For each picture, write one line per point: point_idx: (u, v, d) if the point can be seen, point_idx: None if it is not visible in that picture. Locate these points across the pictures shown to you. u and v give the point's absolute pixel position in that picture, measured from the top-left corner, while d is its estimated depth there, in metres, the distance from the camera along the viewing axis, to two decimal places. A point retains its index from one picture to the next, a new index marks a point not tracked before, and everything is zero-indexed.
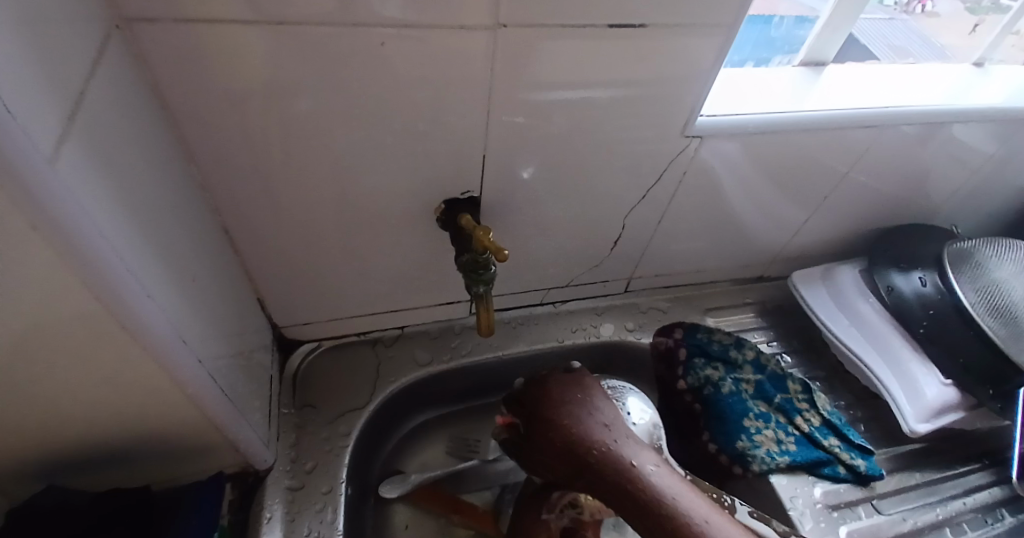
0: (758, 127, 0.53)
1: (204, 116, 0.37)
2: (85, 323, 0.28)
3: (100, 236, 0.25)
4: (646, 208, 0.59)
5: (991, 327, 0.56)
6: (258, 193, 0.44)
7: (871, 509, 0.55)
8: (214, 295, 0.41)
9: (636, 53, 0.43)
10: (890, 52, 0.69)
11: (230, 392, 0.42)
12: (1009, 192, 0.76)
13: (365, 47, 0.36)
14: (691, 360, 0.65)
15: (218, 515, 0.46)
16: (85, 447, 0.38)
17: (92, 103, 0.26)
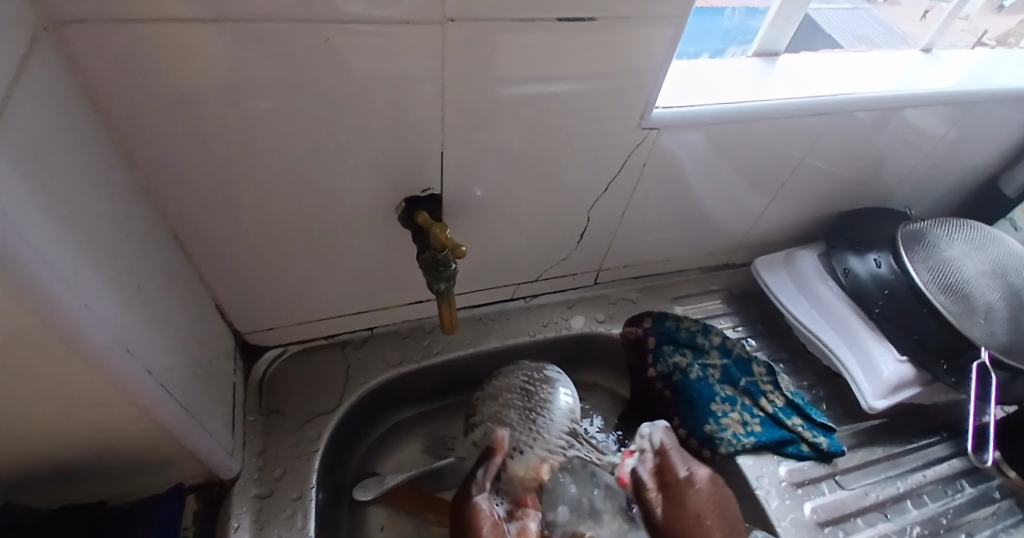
0: (716, 117, 0.53)
1: (145, 118, 0.36)
2: (19, 336, 0.27)
3: (31, 247, 0.24)
4: (610, 199, 0.60)
5: (943, 304, 0.58)
6: (210, 196, 0.43)
7: (834, 485, 0.57)
8: (165, 304, 0.40)
9: (591, 46, 0.43)
10: (856, 40, 0.71)
11: (187, 401, 0.41)
12: (960, 174, 0.79)
13: (311, 43, 0.35)
14: (660, 347, 0.66)
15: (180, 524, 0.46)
16: (35, 465, 0.36)
17: (16, 108, 0.25)
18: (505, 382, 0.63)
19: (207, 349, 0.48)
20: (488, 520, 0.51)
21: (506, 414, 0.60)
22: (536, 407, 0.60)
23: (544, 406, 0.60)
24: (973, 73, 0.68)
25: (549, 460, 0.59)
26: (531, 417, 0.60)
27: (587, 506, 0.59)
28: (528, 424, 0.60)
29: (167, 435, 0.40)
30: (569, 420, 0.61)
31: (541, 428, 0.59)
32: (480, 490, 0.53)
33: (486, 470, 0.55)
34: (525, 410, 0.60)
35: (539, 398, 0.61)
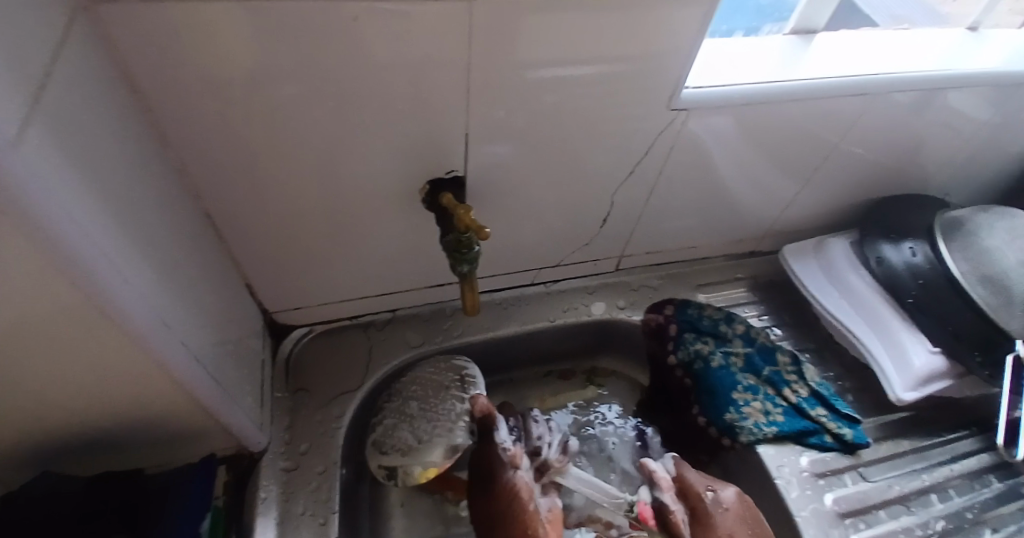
0: (747, 99, 0.52)
1: (176, 98, 0.36)
2: (63, 307, 0.27)
3: (70, 224, 0.25)
4: (635, 184, 0.59)
5: (981, 295, 0.56)
6: (239, 176, 0.43)
7: (856, 476, 0.55)
8: (196, 282, 0.41)
9: (620, 24, 0.41)
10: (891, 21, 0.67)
11: (217, 376, 0.42)
12: (1002, 160, 0.75)
13: (337, 22, 0.35)
14: (681, 335, 0.65)
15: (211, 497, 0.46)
16: (77, 433, 0.38)
17: (58, 86, 0.25)
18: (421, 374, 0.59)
19: (235, 327, 0.49)
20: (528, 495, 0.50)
21: (411, 404, 0.57)
22: (442, 398, 0.57)
23: (451, 395, 0.57)
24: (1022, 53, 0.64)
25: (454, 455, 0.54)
26: (432, 408, 0.56)
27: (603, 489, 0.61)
28: (430, 412, 0.56)
29: (198, 409, 0.41)
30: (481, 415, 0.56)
31: (445, 424, 0.55)
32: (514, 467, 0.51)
33: (503, 438, 0.54)
34: (428, 402, 0.57)
35: (448, 380, 0.58)
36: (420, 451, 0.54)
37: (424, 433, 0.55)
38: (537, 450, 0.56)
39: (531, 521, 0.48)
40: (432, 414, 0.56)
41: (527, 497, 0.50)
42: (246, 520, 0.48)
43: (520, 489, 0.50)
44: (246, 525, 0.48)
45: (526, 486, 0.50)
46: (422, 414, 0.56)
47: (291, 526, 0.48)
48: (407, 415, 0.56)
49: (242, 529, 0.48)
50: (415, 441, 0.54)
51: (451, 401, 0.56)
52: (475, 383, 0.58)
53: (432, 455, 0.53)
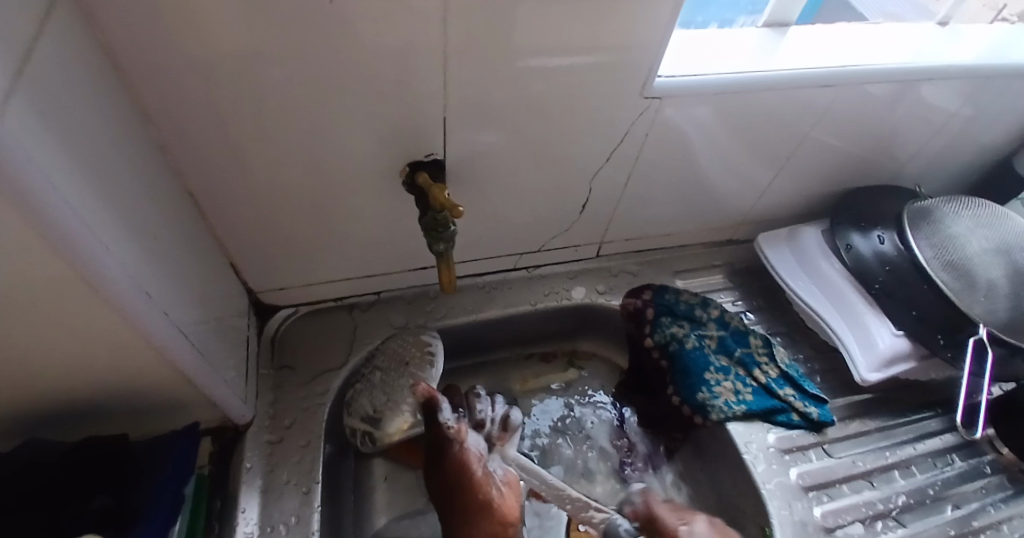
0: (716, 89, 0.53)
1: (158, 77, 0.37)
2: (47, 273, 0.29)
3: (50, 190, 0.26)
4: (612, 170, 0.60)
5: (945, 281, 0.58)
6: (222, 155, 0.45)
7: (821, 452, 0.58)
8: (179, 258, 0.42)
9: (592, 12, 0.43)
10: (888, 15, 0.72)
11: (200, 348, 0.43)
12: (974, 152, 0.77)
13: (313, 6, 0.36)
14: (658, 319, 0.67)
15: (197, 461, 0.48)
16: (64, 401, 0.40)
17: (40, 60, 0.26)
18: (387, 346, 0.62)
19: (219, 304, 0.51)
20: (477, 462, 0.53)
21: (375, 375, 0.59)
22: (402, 372, 0.59)
23: (411, 369, 0.59)
24: (991, 47, 0.66)
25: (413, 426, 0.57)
26: (393, 381, 0.58)
27: (581, 467, 0.65)
28: (389, 385, 0.58)
29: (181, 379, 0.42)
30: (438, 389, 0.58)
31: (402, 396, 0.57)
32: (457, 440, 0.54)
33: (447, 416, 0.56)
34: (389, 374, 0.59)
35: (410, 355, 0.60)
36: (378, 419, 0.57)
37: (383, 404, 0.57)
38: (480, 423, 0.61)
39: (486, 481, 0.52)
40: (391, 385, 0.58)
41: (476, 463, 0.53)
42: (230, 486, 0.50)
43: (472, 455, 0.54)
44: (231, 491, 0.50)
45: (475, 454, 0.54)
46: (383, 385, 0.58)
47: (275, 494, 0.50)
48: (369, 386, 0.58)
49: (226, 494, 0.50)
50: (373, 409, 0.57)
51: (409, 375, 0.58)
52: (435, 358, 0.60)
53: (388, 423, 0.56)
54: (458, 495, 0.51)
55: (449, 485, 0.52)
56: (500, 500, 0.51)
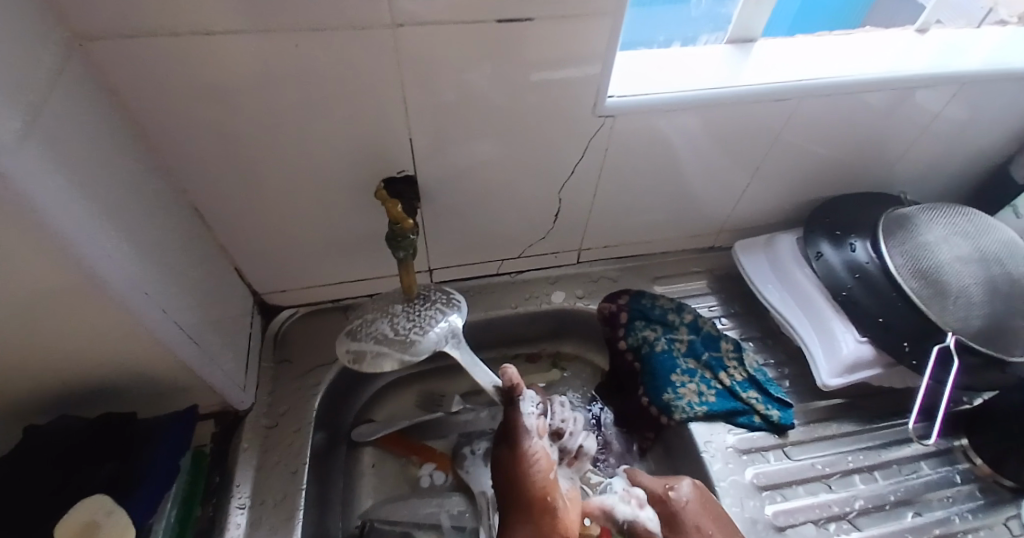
0: (667, 105, 0.56)
1: (159, 112, 0.45)
2: (62, 281, 0.36)
3: (64, 213, 0.33)
4: (580, 182, 0.64)
5: (913, 289, 0.59)
6: (218, 175, 0.52)
7: (781, 454, 0.59)
8: (181, 266, 0.50)
9: (533, 43, 0.47)
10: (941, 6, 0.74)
11: (198, 341, 0.50)
12: (965, 157, 0.76)
13: (281, 49, 0.43)
14: (632, 322, 0.70)
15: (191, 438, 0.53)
16: (85, 385, 0.47)
17: (51, 111, 0.34)
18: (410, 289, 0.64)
19: (221, 304, 0.58)
20: (547, 467, 0.51)
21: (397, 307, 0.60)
22: (428, 307, 0.60)
23: (438, 307, 0.60)
24: (968, 52, 0.66)
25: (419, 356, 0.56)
26: (413, 311, 0.59)
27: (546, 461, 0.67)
28: (414, 313, 0.59)
29: (183, 368, 0.50)
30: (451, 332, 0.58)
31: (424, 323, 0.58)
32: (534, 438, 0.53)
33: (528, 410, 0.55)
34: (411, 307, 0.60)
35: (434, 296, 0.62)
36: (397, 340, 0.57)
37: (400, 329, 0.57)
38: (559, 432, 0.59)
39: (552, 488, 0.50)
40: (415, 312, 0.59)
41: (549, 469, 0.51)
42: (228, 463, 0.57)
43: (540, 457, 0.51)
44: (229, 467, 0.57)
45: (546, 457, 0.52)
46: (408, 312, 0.59)
47: (267, 472, 0.57)
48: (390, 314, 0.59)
49: (224, 471, 0.57)
50: (393, 330, 0.57)
51: (430, 311, 0.59)
52: (457, 306, 0.61)
53: (409, 342, 0.56)
54: (519, 493, 0.49)
55: (511, 483, 0.50)
56: (564, 511, 0.49)
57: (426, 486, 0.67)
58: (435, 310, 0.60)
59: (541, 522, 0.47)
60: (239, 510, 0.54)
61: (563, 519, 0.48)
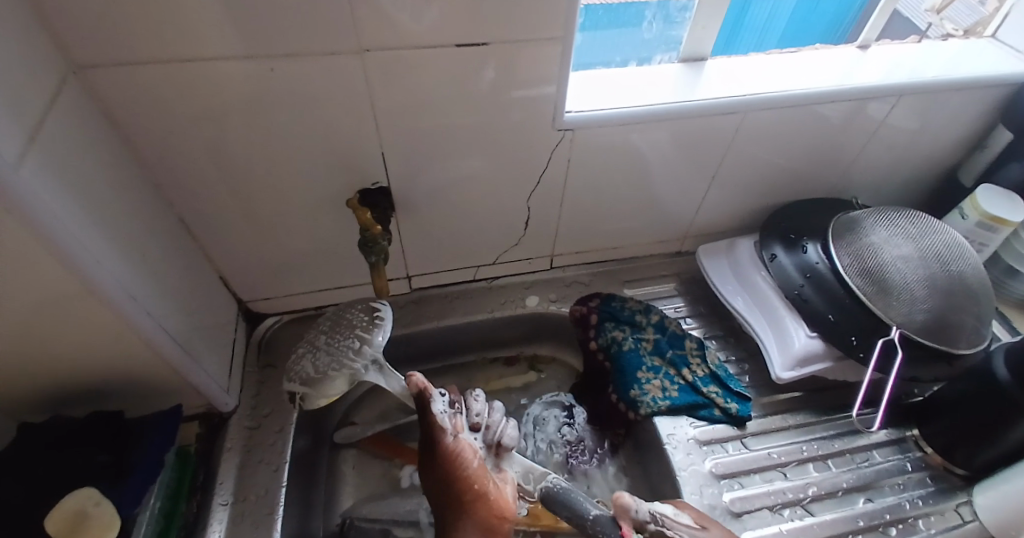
0: (621, 120, 0.60)
1: (146, 132, 0.49)
2: (54, 286, 0.40)
3: (59, 224, 0.37)
4: (546, 193, 0.68)
5: (859, 287, 0.62)
6: (204, 190, 0.56)
7: (739, 445, 0.64)
8: (169, 274, 0.53)
9: (491, 65, 0.51)
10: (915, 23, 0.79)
11: (184, 345, 0.54)
12: (916, 163, 0.81)
13: (259, 73, 0.47)
14: (601, 323, 0.73)
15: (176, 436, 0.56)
16: (76, 386, 0.51)
17: (46, 134, 0.38)
18: (339, 316, 0.65)
19: (208, 310, 0.61)
20: (471, 461, 0.53)
21: (322, 338, 0.63)
22: (348, 334, 0.61)
23: (357, 332, 0.61)
24: (907, 64, 0.70)
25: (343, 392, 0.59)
26: (334, 343, 0.61)
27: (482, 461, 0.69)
28: (332, 346, 0.60)
29: (168, 370, 0.53)
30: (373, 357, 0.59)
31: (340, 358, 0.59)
32: (450, 434, 0.55)
33: (442, 410, 0.56)
34: (332, 339, 0.61)
35: (360, 318, 0.63)
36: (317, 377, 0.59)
37: (321, 365, 0.59)
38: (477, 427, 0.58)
39: (481, 477, 0.53)
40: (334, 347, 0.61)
41: (474, 461, 0.54)
42: (213, 463, 0.60)
43: (464, 451, 0.54)
44: (213, 467, 0.60)
45: (470, 448, 0.54)
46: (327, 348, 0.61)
47: (250, 471, 0.60)
48: (313, 350, 0.62)
49: (209, 470, 0.59)
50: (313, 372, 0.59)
51: (352, 337, 0.60)
52: (385, 323, 0.62)
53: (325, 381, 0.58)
54: (450, 488, 0.52)
55: (443, 480, 0.52)
56: (496, 494, 0.52)
57: (406, 486, 0.69)
58: (355, 336, 0.61)
59: (476, 514, 0.51)
60: (221, 507, 0.57)
61: (496, 502, 0.52)
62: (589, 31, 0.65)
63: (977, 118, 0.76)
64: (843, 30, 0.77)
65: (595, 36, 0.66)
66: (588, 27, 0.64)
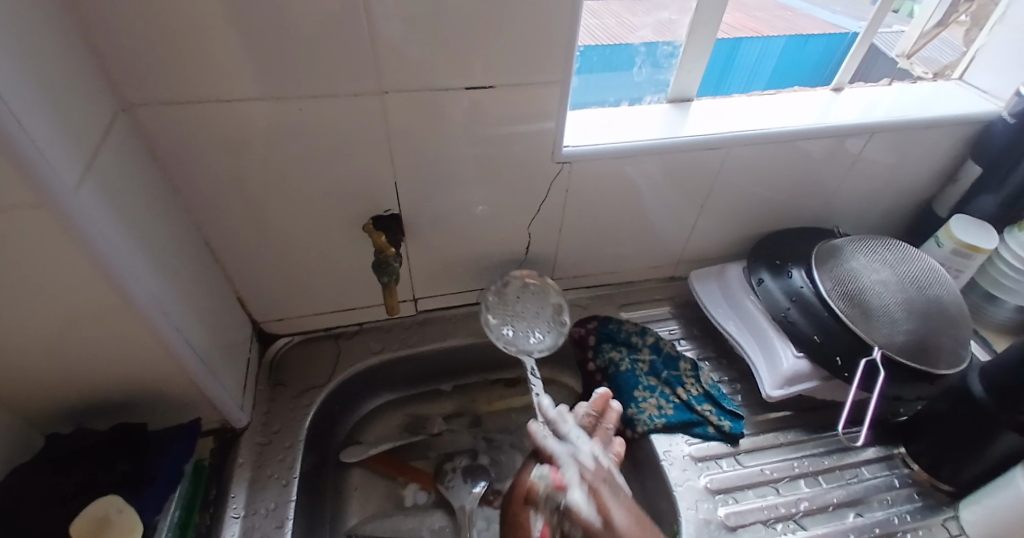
0: (615, 153, 0.65)
1: (181, 162, 0.53)
2: (95, 301, 0.43)
3: (107, 244, 0.41)
4: (546, 220, 0.72)
5: (842, 309, 0.66)
6: (228, 216, 0.60)
7: (733, 461, 0.67)
8: (196, 293, 0.57)
9: (496, 104, 0.57)
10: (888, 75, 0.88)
11: (207, 361, 0.57)
12: (893, 195, 0.86)
13: (288, 112, 0.52)
14: (599, 345, 0.77)
15: (189, 451, 0.59)
16: (102, 398, 0.53)
17: (100, 164, 0.42)
18: (504, 293, 0.77)
19: (227, 329, 0.65)
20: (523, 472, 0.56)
21: (506, 308, 0.77)
22: (502, 321, 0.76)
23: (503, 324, 0.76)
24: (876, 104, 0.76)
25: (542, 350, 0.75)
26: (508, 321, 0.76)
27: (480, 470, 0.74)
28: (512, 323, 0.76)
29: (189, 385, 0.55)
30: (507, 344, 0.75)
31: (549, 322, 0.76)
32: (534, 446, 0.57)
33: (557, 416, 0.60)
34: (506, 316, 0.76)
35: (498, 306, 0.77)
36: (546, 344, 0.75)
37: (525, 329, 0.76)
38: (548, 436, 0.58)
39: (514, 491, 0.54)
40: (524, 311, 0.77)
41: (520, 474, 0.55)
42: (225, 478, 0.62)
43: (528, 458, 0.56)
44: (225, 482, 0.62)
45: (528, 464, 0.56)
46: (521, 325, 0.76)
47: (260, 485, 0.62)
48: (522, 314, 0.76)
49: (221, 485, 0.61)
50: (539, 345, 0.75)
51: (491, 325, 0.76)
52: (497, 311, 0.77)
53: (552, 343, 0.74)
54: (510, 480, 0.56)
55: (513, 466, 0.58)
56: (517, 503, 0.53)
57: (410, 505, 0.71)
58: (502, 322, 0.76)
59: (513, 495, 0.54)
60: (234, 520, 0.59)
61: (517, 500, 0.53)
62: (585, 74, 0.71)
63: (947, 154, 0.82)
64: (829, 73, 0.82)
65: (590, 78, 0.72)
66: (584, 70, 0.71)
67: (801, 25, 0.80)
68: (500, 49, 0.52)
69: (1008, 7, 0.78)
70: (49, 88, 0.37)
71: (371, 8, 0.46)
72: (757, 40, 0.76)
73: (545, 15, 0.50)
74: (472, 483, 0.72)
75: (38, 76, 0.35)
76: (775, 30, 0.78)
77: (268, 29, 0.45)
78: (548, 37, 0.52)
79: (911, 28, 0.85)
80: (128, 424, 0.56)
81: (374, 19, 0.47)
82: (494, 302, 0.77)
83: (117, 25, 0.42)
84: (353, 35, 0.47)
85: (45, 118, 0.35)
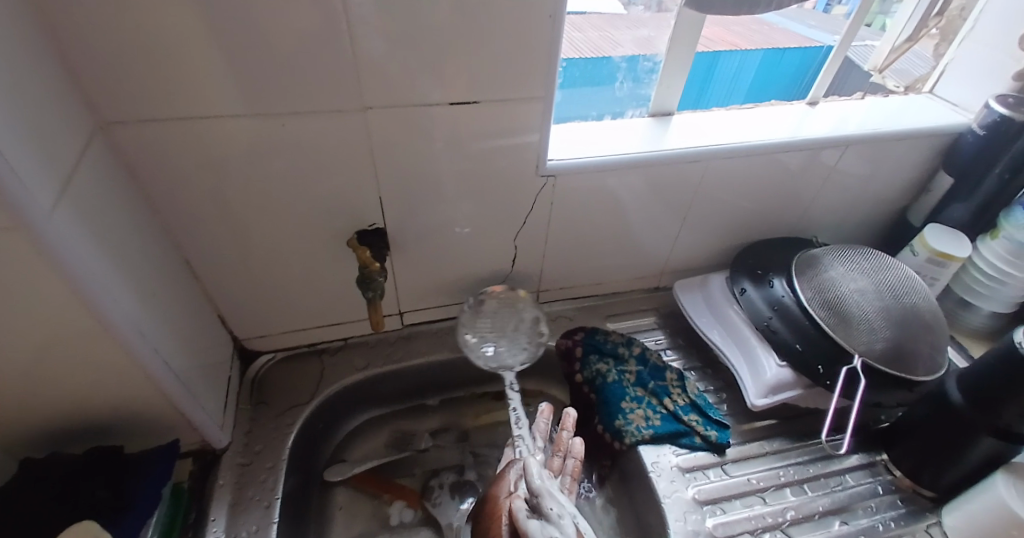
0: (598, 167, 0.66)
1: (160, 180, 0.52)
2: (69, 323, 0.42)
3: (83, 265, 0.40)
4: (531, 233, 0.73)
5: (822, 318, 0.67)
6: (208, 233, 0.59)
7: (720, 472, 0.67)
8: (175, 313, 0.56)
9: (479, 118, 0.57)
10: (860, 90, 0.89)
11: (186, 382, 0.56)
12: (869, 205, 0.88)
13: (271, 128, 0.51)
14: (586, 356, 0.77)
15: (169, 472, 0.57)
16: (76, 422, 0.52)
17: (76, 185, 0.41)
18: (481, 308, 0.78)
19: (207, 347, 0.63)
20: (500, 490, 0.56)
21: (485, 324, 0.78)
22: (482, 338, 0.78)
23: (484, 340, 0.78)
24: (850, 117, 0.78)
25: (524, 363, 0.78)
26: (488, 337, 0.78)
27: (468, 486, 0.73)
28: (493, 339, 0.78)
29: (168, 407, 0.54)
30: (490, 361, 0.77)
31: (527, 334, 0.79)
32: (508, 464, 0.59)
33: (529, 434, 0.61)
34: (487, 333, 0.78)
35: (478, 323, 0.78)
36: (527, 355, 0.78)
37: (506, 345, 0.78)
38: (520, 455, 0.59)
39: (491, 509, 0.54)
40: (502, 325, 0.79)
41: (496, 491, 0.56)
42: (205, 501, 0.60)
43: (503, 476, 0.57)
44: (205, 504, 0.60)
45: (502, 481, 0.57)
46: (501, 340, 0.78)
47: (241, 508, 0.60)
48: (502, 330, 0.78)
49: (201, 508, 0.60)
50: (521, 358, 0.78)
51: (473, 343, 0.78)
52: (475, 327, 0.78)
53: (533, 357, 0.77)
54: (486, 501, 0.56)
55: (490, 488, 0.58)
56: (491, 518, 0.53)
57: (396, 524, 0.70)
58: (482, 340, 0.78)
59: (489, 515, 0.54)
60: None
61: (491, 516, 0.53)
62: (567, 89, 0.72)
63: (919, 165, 0.84)
64: (806, 84, 0.85)
65: (572, 93, 0.73)
66: (566, 85, 0.71)
67: (777, 38, 0.81)
68: (482, 65, 0.52)
69: (975, 22, 0.81)
70: (23, 108, 0.36)
71: (353, 25, 0.46)
72: (736, 53, 0.78)
73: (527, 32, 0.51)
74: (461, 500, 0.71)
75: (12, 97, 0.35)
76: (753, 44, 0.79)
77: (250, 47, 0.45)
78: (530, 53, 0.53)
79: (881, 44, 0.88)
80: (107, 447, 0.55)
81: (356, 36, 0.47)
82: (470, 317, 0.78)
83: (94, 44, 0.42)
84: (335, 52, 0.48)
85: (19, 138, 0.35)
